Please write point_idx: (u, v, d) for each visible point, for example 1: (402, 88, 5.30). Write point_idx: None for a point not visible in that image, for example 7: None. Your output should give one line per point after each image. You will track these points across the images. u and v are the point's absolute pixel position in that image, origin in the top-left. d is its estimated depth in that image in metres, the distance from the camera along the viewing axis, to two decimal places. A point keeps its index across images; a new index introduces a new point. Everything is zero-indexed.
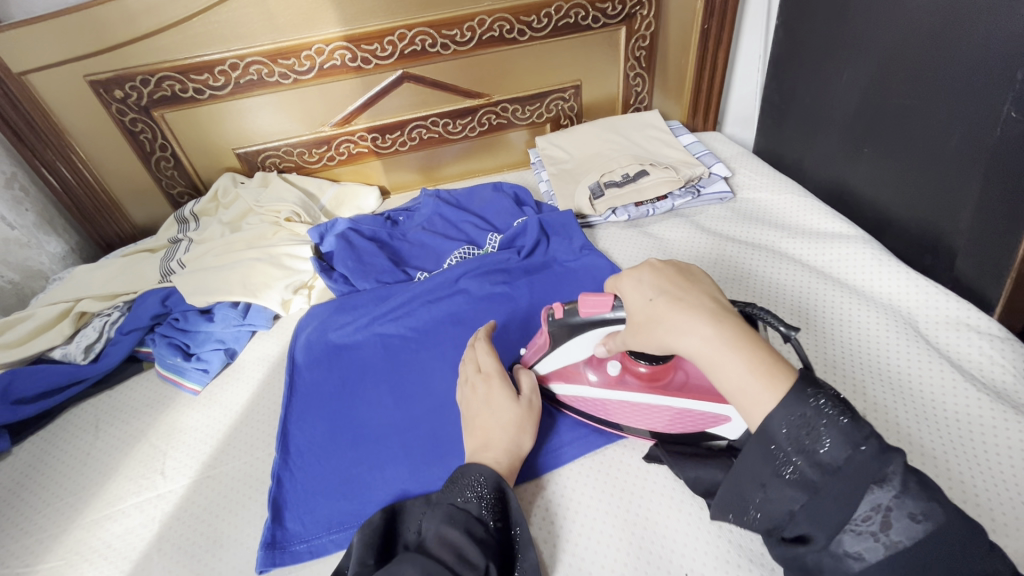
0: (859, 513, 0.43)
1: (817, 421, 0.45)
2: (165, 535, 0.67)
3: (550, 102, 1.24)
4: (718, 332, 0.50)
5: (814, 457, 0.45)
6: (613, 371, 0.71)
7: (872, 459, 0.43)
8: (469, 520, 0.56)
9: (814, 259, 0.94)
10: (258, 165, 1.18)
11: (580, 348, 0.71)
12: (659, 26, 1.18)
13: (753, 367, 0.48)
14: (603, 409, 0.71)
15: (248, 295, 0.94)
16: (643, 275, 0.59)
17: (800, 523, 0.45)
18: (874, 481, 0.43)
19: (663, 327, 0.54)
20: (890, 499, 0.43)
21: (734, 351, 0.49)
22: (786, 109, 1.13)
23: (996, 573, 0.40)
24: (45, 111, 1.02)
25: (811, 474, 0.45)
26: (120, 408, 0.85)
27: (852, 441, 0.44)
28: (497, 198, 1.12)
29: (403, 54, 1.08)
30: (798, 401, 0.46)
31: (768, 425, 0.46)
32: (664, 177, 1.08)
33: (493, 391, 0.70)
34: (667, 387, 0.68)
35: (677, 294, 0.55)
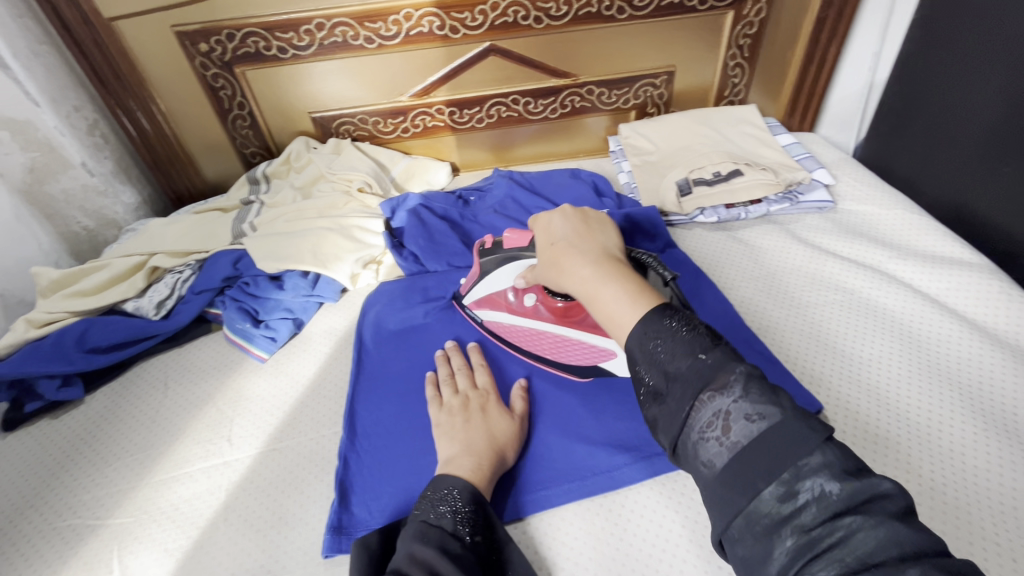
0: (702, 420, 0.43)
1: (662, 330, 0.47)
2: (233, 505, 0.66)
3: (638, 88, 1.16)
4: (596, 271, 0.55)
5: (660, 367, 0.46)
6: (529, 302, 0.79)
7: (709, 366, 0.44)
8: (444, 536, 0.52)
9: (928, 286, 0.86)
10: (333, 131, 1.15)
11: (503, 279, 0.81)
12: (769, 12, 1.09)
13: (624, 295, 0.52)
14: (513, 333, 0.81)
15: (318, 265, 0.92)
16: (556, 218, 0.65)
17: (664, 436, 0.46)
18: (712, 387, 0.43)
19: (557, 268, 0.60)
20: (729, 403, 0.42)
21: (609, 281, 0.54)
22: (906, 115, 1.02)
23: (829, 467, 0.38)
24: (131, 59, 1.01)
25: (658, 384, 0.46)
26: (189, 368, 0.84)
27: (691, 351, 0.45)
28: (576, 186, 1.07)
29: (493, 25, 1.02)
30: (654, 319, 0.49)
31: (631, 341, 0.49)
32: (760, 179, 1.00)
33: (488, 405, 0.69)
34: (575, 323, 0.78)
35: (575, 241, 0.61)
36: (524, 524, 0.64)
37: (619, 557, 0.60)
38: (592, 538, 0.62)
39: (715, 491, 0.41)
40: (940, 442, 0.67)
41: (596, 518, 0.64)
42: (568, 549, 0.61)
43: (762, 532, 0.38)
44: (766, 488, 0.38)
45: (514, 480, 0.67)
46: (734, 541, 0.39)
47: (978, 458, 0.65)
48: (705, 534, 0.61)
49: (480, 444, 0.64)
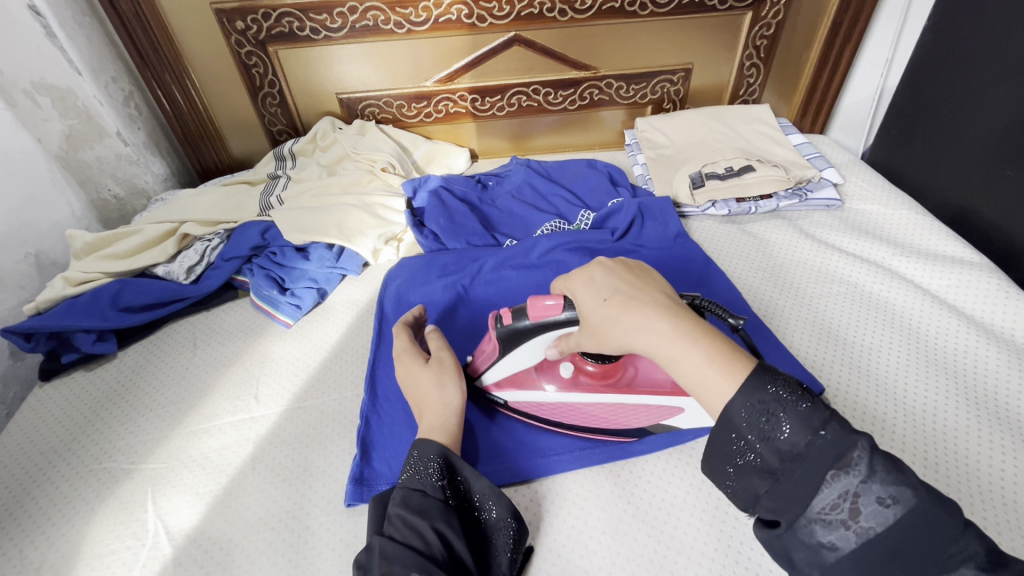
0: (826, 502, 0.43)
1: (776, 407, 0.46)
2: (260, 457, 0.70)
3: (656, 83, 1.19)
4: (673, 326, 0.52)
5: (773, 445, 0.45)
6: (565, 373, 0.70)
7: (831, 444, 0.43)
8: (408, 493, 0.56)
9: (928, 282, 0.89)
10: (358, 113, 1.18)
11: (528, 356, 0.67)
12: (787, 14, 1.12)
13: (711, 358, 0.50)
14: (552, 410, 0.70)
15: (343, 239, 0.95)
16: (596, 277, 0.60)
17: (773, 509, 0.46)
18: (838, 468, 0.43)
19: (618, 323, 0.55)
20: (857, 486, 0.43)
21: (692, 346, 0.51)
22: (916, 120, 1.05)
23: (975, 558, 0.42)
24: (168, 34, 1.04)
25: (771, 462, 0.45)
26: (217, 330, 0.88)
27: (811, 427, 0.44)
28: (592, 175, 1.10)
29: (519, 16, 1.06)
30: (755, 386, 0.47)
31: (729, 411, 0.47)
32: (771, 175, 1.03)
33: (407, 367, 0.70)
34: (616, 385, 0.70)
35: (633, 294, 0.56)
36: (536, 484, 0.68)
37: (626, 518, 0.64)
38: (601, 500, 0.66)
39: (845, 572, 0.43)
40: (933, 425, 0.70)
41: (605, 482, 0.67)
42: (579, 508, 0.65)
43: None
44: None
45: (526, 445, 0.71)
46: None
47: (969, 441, 0.68)
48: (707, 500, 0.65)
49: (425, 413, 0.64)
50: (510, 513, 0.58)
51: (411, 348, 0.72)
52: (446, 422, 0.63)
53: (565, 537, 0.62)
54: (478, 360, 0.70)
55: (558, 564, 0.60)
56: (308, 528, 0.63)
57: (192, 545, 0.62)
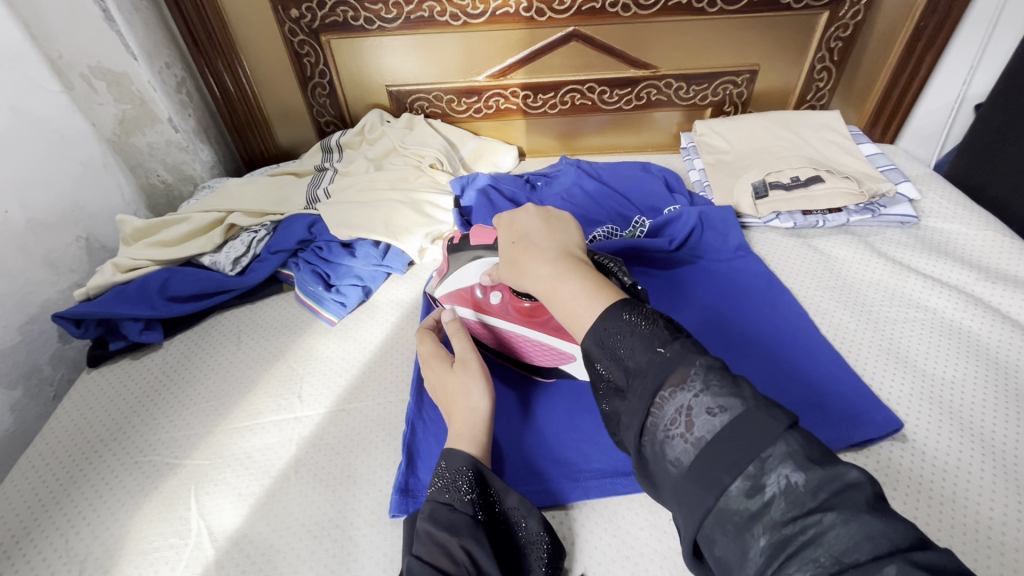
0: (665, 415, 0.40)
1: (616, 330, 0.45)
2: (303, 459, 0.68)
3: (718, 85, 1.13)
4: (556, 267, 0.52)
5: (621, 363, 0.44)
6: (494, 301, 0.71)
7: (668, 361, 0.42)
8: (436, 507, 0.53)
9: (1017, 312, 0.82)
10: (406, 106, 1.16)
11: (467, 275, 0.73)
12: (866, 15, 1.04)
13: (585, 292, 0.49)
14: (479, 329, 0.74)
15: (389, 236, 0.93)
16: (516, 221, 0.61)
17: (628, 435, 0.43)
18: (671, 381, 0.41)
19: (518, 266, 0.55)
20: (690, 397, 0.40)
21: (569, 278, 0.50)
22: (1005, 132, 0.97)
23: (794, 456, 0.35)
24: (222, 20, 1.03)
25: (618, 380, 0.44)
26: (261, 324, 0.87)
27: (650, 343, 0.43)
28: (648, 180, 1.05)
29: (580, 10, 1.01)
30: (612, 316, 0.46)
31: (589, 343, 0.46)
32: (842, 188, 0.97)
33: (435, 372, 0.65)
34: (541, 326, 0.70)
35: (537, 239, 0.56)
36: (588, 508, 0.64)
37: (684, 553, 0.59)
38: (659, 531, 0.61)
39: (683, 488, 0.38)
40: (1022, 469, 0.64)
41: (662, 511, 0.63)
42: (635, 538, 0.61)
43: (733, 531, 0.35)
44: (731, 483, 0.36)
45: (577, 465, 0.67)
46: (712, 540, 0.36)
47: None
48: None
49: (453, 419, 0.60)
50: (542, 527, 0.56)
51: (437, 351, 0.67)
52: (474, 430, 0.58)
53: (616, 567, 0.59)
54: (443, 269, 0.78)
55: None
56: (351, 539, 0.61)
57: (235, 549, 0.60)
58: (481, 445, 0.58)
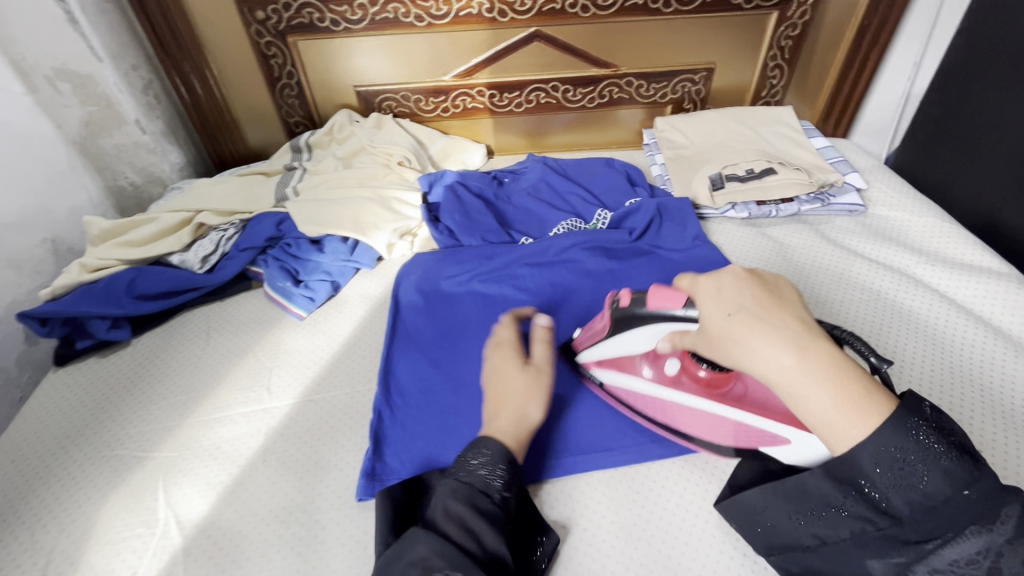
0: (956, 552, 0.42)
1: (914, 457, 0.43)
2: (271, 448, 0.69)
3: (677, 83, 1.18)
4: (800, 362, 0.46)
5: (914, 493, 0.43)
6: (670, 370, 0.67)
7: (974, 504, 0.42)
8: (473, 492, 0.55)
9: (955, 291, 0.87)
10: (375, 106, 1.18)
11: (636, 343, 0.67)
12: (814, 15, 1.10)
13: (841, 403, 0.45)
14: (650, 401, 0.70)
15: (358, 232, 0.95)
16: (744, 282, 0.52)
17: (874, 557, 0.46)
18: (976, 524, 0.42)
19: (737, 345, 0.49)
20: (996, 543, 0.41)
21: (823, 386, 0.45)
22: (943, 124, 1.03)
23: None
24: (189, 22, 1.04)
25: (902, 509, 0.44)
26: (230, 320, 0.88)
27: (953, 482, 0.42)
28: (610, 174, 1.09)
29: (540, 11, 1.04)
30: (899, 434, 0.43)
31: (855, 455, 0.44)
32: (793, 178, 1.01)
33: (503, 361, 0.67)
34: (724, 398, 0.65)
35: (765, 314, 0.49)
36: (548, 486, 0.66)
37: (638, 523, 0.62)
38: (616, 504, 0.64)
39: None
40: None
41: (619, 485, 0.66)
42: (591, 512, 0.63)
43: None
44: None
45: (538, 444, 0.70)
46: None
47: (995, 452, 0.66)
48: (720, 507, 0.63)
49: (500, 414, 0.62)
50: (548, 531, 0.60)
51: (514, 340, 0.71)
52: (518, 433, 0.61)
53: (575, 539, 0.61)
54: (580, 338, 0.75)
55: (569, 568, 0.58)
56: (317, 522, 0.62)
57: (202, 536, 0.61)
58: (519, 441, 0.61)
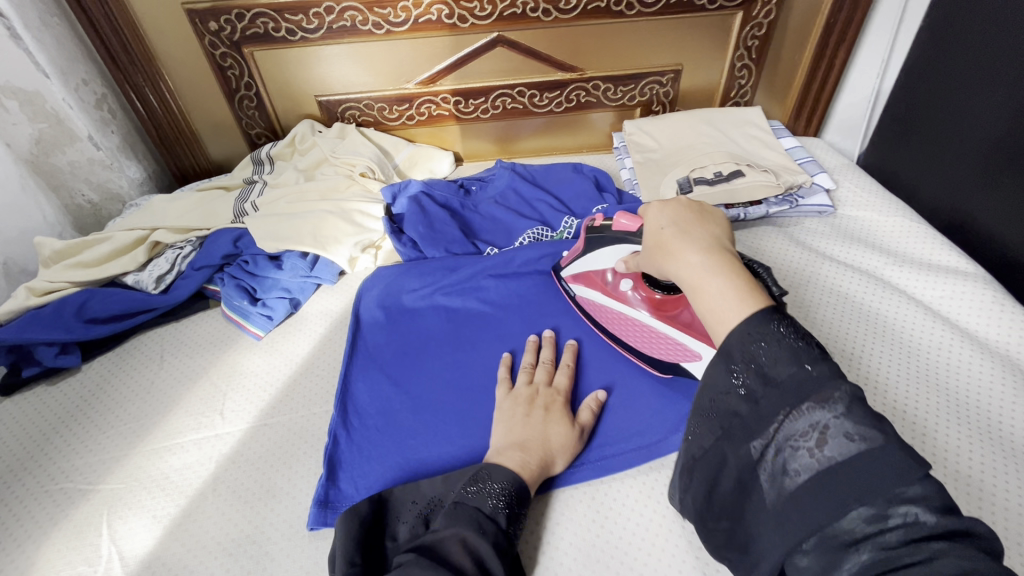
0: (795, 426, 0.39)
1: (762, 336, 0.41)
2: (221, 477, 0.67)
3: (644, 85, 1.16)
4: (709, 260, 0.45)
5: (758, 369, 0.41)
6: (625, 288, 0.74)
7: (817, 379, 0.39)
8: (485, 523, 0.53)
9: (922, 293, 0.86)
10: (338, 116, 1.16)
11: (606, 258, 0.76)
12: (779, 14, 1.08)
13: (734, 292, 0.43)
14: (605, 314, 0.78)
15: (317, 247, 0.93)
16: (669, 202, 0.51)
17: (734, 446, 0.43)
18: (812, 400, 0.39)
19: (663, 255, 0.48)
20: (829, 418, 0.38)
21: (718, 277, 0.44)
22: (910, 122, 1.02)
23: (929, 499, 0.34)
24: (140, 35, 1.01)
25: (753, 386, 0.41)
26: (186, 341, 0.85)
27: (796, 358, 0.40)
28: (577, 180, 1.07)
29: (501, 16, 1.03)
30: (762, 319, 0.41)
31: (731, 342, 0.42)
32: (761, 181, 1.00)
33: (553, 407, 0.67)
34: (669, 319, 0.70)
35: (687, 228, 0.48)
36: None
37: (599, 545, 0.60)
38: (574, 525, 0.62)
39: (795, 506, 0.38)
40: (928, 445, 0.66)
41: (578, 505, 0.64)
42: (549, 535, 0.62)
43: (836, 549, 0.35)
44: (856, 507, 0.35)
45: None
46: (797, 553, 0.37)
47: (958, 458, 0.65)
48: (683, 525, 0.61)
49: (531, 451, 0.62)
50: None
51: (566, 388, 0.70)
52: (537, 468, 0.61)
53: (531, 565, 0.59)
54: (566, 255, 0.84)
55: None
56: (267, 554, 0.60)
57: (145, 572, 0.59)
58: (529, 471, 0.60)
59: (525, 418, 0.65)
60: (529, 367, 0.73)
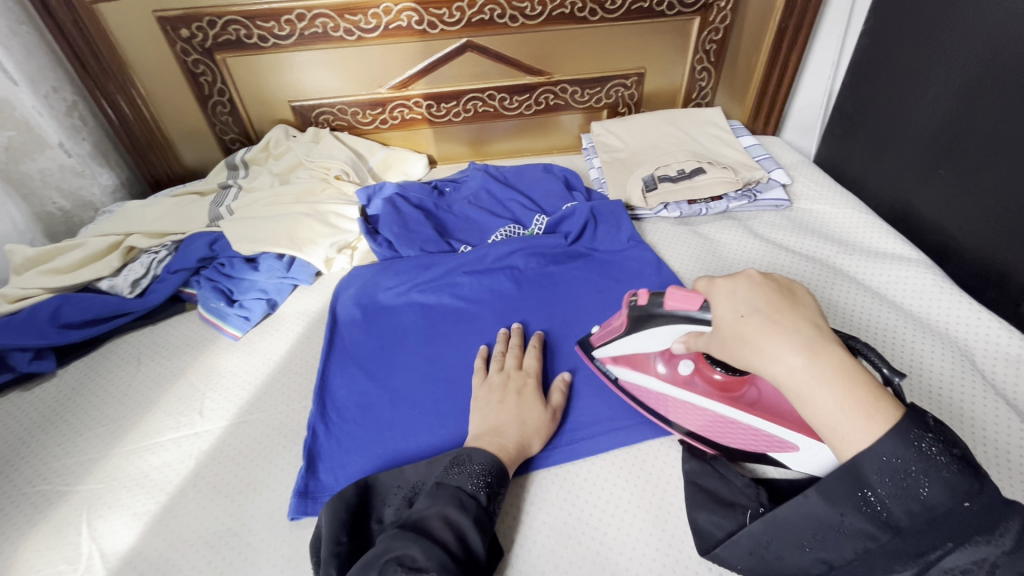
0: (951, 561, 0.43)
1: (916, 470, 0.43)
2: (201, 473, 0.69)
3: (610, 88, 1.21)
4: (811, 364, 0.47)
5: (914, 504, 0.44)
6: (684, 370, 0.69)
7: (975, 514, 0.42)
8: (467, 502, 0.56)
9: (870, 278, 0.92)
10: (312, 121, 1.17)
11: (654, 343, 0.66)
12: (734, 19, 1.14)
13: (846, 405, 0.45)
14: (666, 403, 0.70)
15: (293, 248, 0.94)
16: (748, 288, 0.54)
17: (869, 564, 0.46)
18: (978, 536, 0.42)
19: (749, 347, 0.50)
20: (992, 555, 0.42)
21: (831, 387, 0.46)
22: (857, 120, 1.09)
23: None
24: (111, 42, 1.02)
25: (900, 520, 0.44)
26: (162, 344, 0.86)
27: (954, 492, 0.43)
28: (547, 179, 1.11)
29: (470, 22, 1.06)
30: (901, 443, 0.43)
31: (862, 465, 0.45)
32: (721, 177, 1.05)
33: (525, 390, 0.71)
34: (739, 402, 0.66)
35: (773, 316, 0.50)
36: None
37: (571, 522, 0.63)
38: (546, 505, 0.65)
39: None
40: None
41: (550, 486, 0.67)
42: (521, 515, 0.64)
43: None
44: None
45: None
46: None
47: None
48: (648, 501, 0.65)
49: (508, 433, 0.65)
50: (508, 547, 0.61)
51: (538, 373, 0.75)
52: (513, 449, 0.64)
53: (508, 544, 0.62)
54: (598, 334, 0.75)
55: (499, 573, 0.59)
56: (248, 544, 0.62)
57: (127, 567, 0.60)
58: (507, 452, 0.63)
59: (499, 403, 0.69)
60: (498, 356, 0.77)
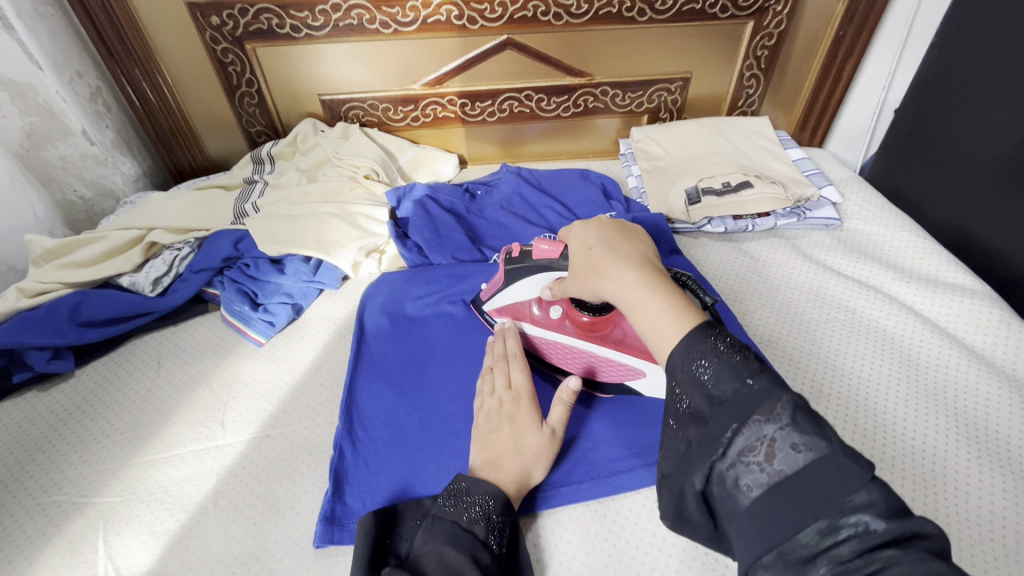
0: (741, 444, 0.38)
1: (705, 351, 0.41)
2: (223, 490, 0.65)
3: (653, 92, 1.15)
4: (639, 276, 0.48)
5: (702, 390, 0.41)
6: (555, 315, 0.75)
7: (758, 394, 0.38)
8: (474, 543, 0.52)
9: (929, 310, 0.86)
10: (341, 116, 1.13)
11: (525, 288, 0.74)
12: (790, 24, 1.08)
13: (666, 308, 0.45)
14: (543, 347, 0.77)
15: (320, 251, 0.91)
16: (592, 222, 0.57)
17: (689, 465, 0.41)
18: (759, 413, 0.38)
19: (595, 273, 0.52)
20: (775, 430, 0.37)
21: (652, 293, 0.46)
22: (917, 138, 1.03)
23: (876, 505, 0.35)
24: (137, 26, 0.98)
25: (698, 406, 0.41)
26: (184, 347, 0.83)
27: (738, 373, 0.40)
28: (584, 186, 1.06)
29: (512, 19, 1.01)
30: (698, 338, 0.42)
31: (673, 361, 0.43)
32: (769, 193, 1.00)
33: (519, 413, 0.64)
34: (603, 340, 0.73)
35: (613, 245, 0.53)
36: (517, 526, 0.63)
37: (613, 565, 0.59)
38: (587, 546, 0.61)
39: (751, 523, 0.37)
40: (932, 459, 0.67)
41: (591, 524, 0.63)
42: (557, 556, 0.60)
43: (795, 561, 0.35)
44: (810, 522, 0.35)
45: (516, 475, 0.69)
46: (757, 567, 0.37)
47: (965, 481, 0.65)
48: (696, 546, 0.60)
49: (507, 461, 0.61)
50: None
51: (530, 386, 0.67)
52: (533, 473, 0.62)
53: None
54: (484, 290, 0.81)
55: None
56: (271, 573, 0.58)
57: None
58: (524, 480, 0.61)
59: (494, 433, 0.63)
60: (486, 374, 0.70)
